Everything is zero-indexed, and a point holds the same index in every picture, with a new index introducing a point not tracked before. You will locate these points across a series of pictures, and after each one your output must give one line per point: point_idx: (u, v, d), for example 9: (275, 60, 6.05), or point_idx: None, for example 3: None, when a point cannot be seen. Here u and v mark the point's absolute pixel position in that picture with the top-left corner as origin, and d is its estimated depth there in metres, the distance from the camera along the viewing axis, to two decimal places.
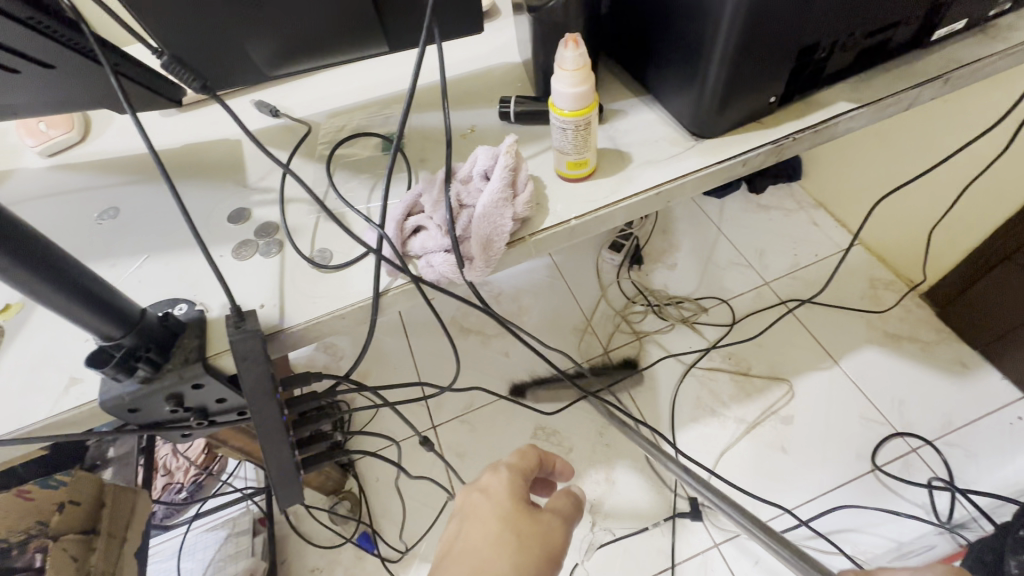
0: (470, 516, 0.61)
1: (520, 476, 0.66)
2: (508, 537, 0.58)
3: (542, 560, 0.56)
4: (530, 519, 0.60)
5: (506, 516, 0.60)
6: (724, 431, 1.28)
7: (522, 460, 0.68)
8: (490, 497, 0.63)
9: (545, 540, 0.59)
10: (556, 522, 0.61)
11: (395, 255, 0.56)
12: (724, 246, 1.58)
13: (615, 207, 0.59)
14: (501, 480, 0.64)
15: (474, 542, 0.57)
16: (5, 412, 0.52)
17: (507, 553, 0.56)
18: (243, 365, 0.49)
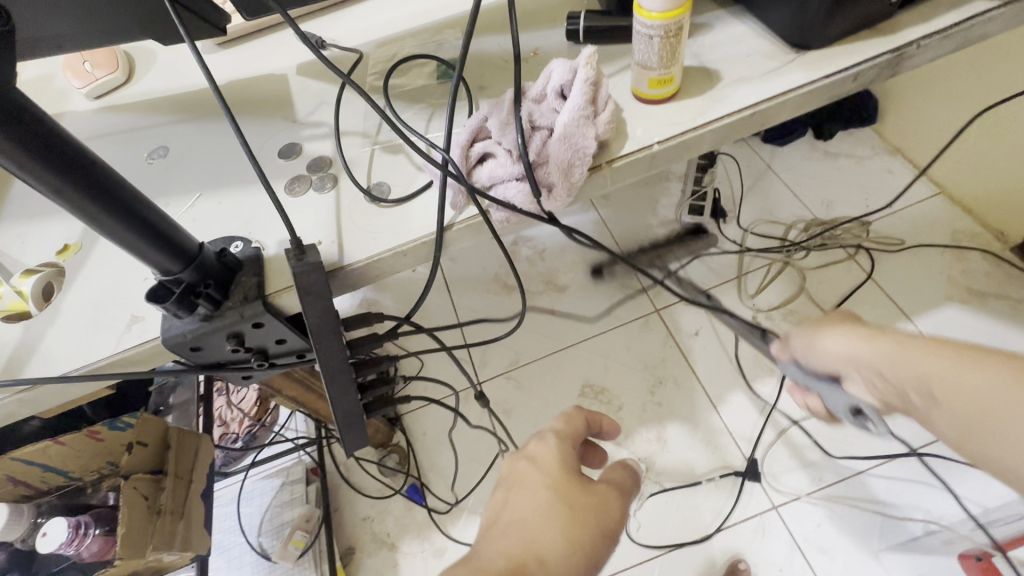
0: (518, 485, 0.56)
1: (568, 444, 0.60)
2: (560, 509, 0.53)
3: (597, 535, 0.52)
4: (583, 491, 0.55)
5: (558, 487, 0.55)
6: (785, 391, 1.22)
7: (570, 426, 0.62)
8: (539, 465, 0.57)
9: (599, 514, 0.54)
10: (612, 494, 0.57)
11: (459, 186, 0.51)
12: (786, 198, 1.46)
13: (702, 131, 0.52)
14: (550, 448, 0.59)
15: (525, 513, 0.53)
16: (70, 350, 0.51)
17: (558, 528, 0.52)
18: (308, 299, 0.46)
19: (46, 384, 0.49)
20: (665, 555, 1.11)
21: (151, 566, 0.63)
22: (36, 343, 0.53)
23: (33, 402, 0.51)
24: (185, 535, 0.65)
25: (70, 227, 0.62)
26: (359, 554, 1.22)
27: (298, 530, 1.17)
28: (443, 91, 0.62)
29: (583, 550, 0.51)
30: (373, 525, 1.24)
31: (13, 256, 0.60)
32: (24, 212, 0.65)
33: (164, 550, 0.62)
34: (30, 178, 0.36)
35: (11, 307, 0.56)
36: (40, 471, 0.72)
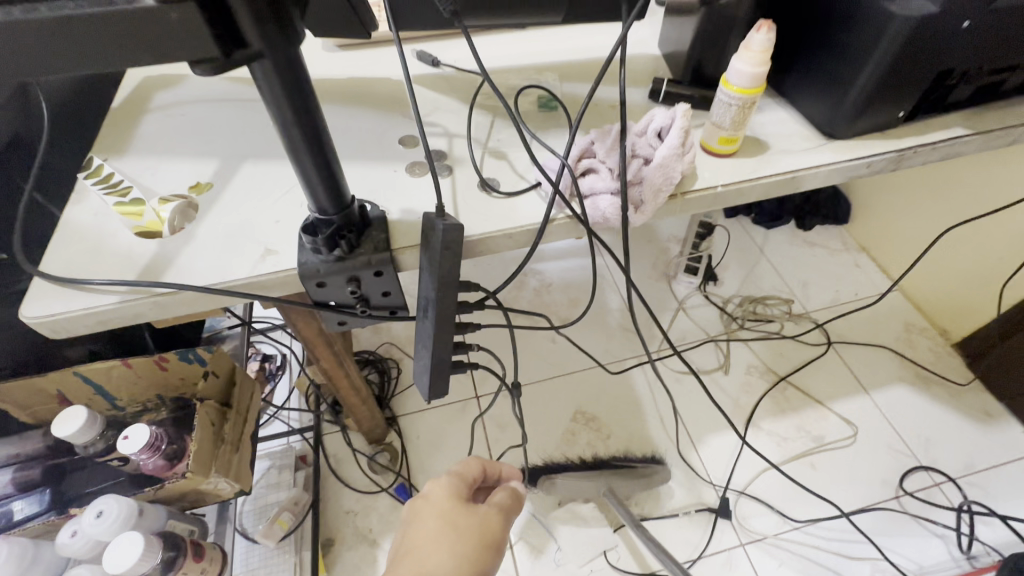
0: (415, 521, 0.64)
1: (459, 480, 0.70)
2: (449, 530, 0.62)
3: (479, 546, 0.61)
4: (470, 514, 0.64)
5: (447, 514, 0.64)
6: (757, 440, 1.34)
7: (465, 468, 0.72)
8: (431, 501, 0.66)
9: (483, 530, 0.63)
10: (492, 514, 0.66)
11: (567, 190, 0.63)
12: (769, 273, 1.66)
13: (755, 183, 0.67)
14: (443, 485, 0.68)
15: (419, 540, 0.61)
16: (207, 267, 0.59)
17: (448, 546, 0.60)
18: (445, 253, 0.55)
19: (188, 290, 0.56)
20: None
21: (202, 492, 0.66)
22: (172, 258, 0.60)
23: (164, 307, 0.57)
24: (238, 467, 0.69)
25: (201, 169, 0.69)
26: (337, 547, 1.21)
27: (285, 511, 1.16)
28: (544, 117, 0.75)
29: (467, 563, 0.59)
30: (355, 520, 1.25)
31: (147, 183, 0.67)
32: (153, 150, 0.72)
33: (223, 475, 0.66)
34: (282, 115, 0.45)
35: (147, 225, 0.62)
36: (93, 393, 0.74)
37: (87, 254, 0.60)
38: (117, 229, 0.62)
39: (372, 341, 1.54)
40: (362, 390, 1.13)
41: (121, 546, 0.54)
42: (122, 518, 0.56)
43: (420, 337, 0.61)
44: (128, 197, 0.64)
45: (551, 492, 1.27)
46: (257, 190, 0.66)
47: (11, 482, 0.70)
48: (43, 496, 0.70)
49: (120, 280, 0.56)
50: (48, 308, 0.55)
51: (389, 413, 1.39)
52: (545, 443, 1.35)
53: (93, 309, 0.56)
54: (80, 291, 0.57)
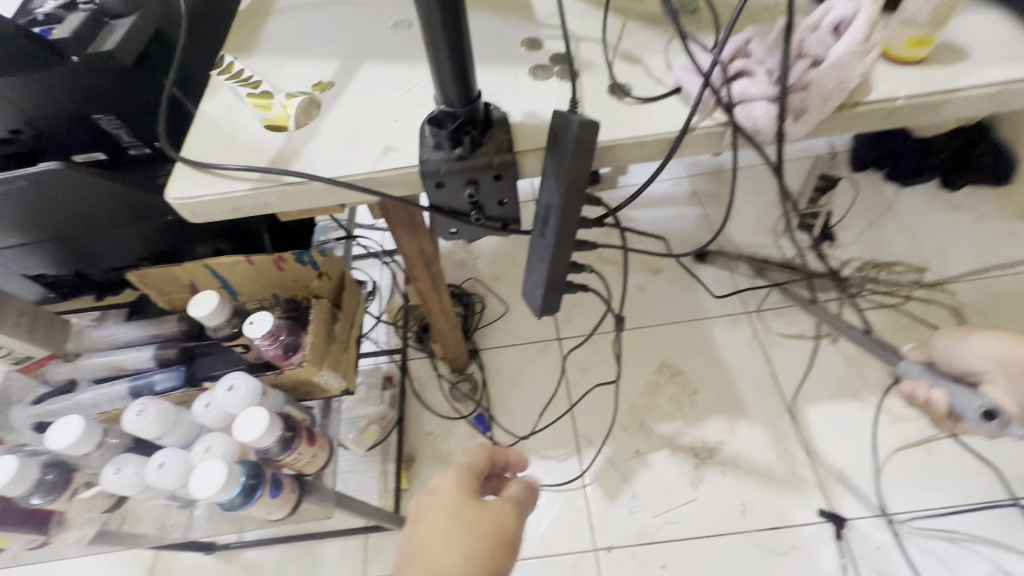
0: (420, 521, 0.58)
1: (467, 471, 0.64)
2: (457, 531, 0.55)
3: (493, 547, 0.55)
4: (480, 512, 0.58)
5: (455, 513, 0.57)
6: (865, 415, 1.22)
7: (473, 458, 0.66)
8: (437, 497, 0.60)
9: (497, 528, 0.57)
10: (508, 509, 0.60)
11: (713, 94, 0.55)
12: (900, 236, 1.46)
13: (950, 97, 0.55)
14: (448, 479, 0.62)
15: (426, 544, 0.55)
16: (330, 161, 0.58)
17: (459, 549, 0.54)
18: (576, 153, 0.50)
19: (314, 181, 0.56)
20: (716, 537, 1.12)
21: (313, 384, 0.69)
22: (297, 151, 0.60)
23: (290, 198, 0.58)
24: (345, 366, 0.72)
25: (323, 68, 0.69)
26: (417, 464, 1.27)
27: (373, 424, 1.23)
28: (684, 20, 0.66)
29: (481, 564, 0.53)
30: (435, 441, 1.29)
31: (274, 80, 0.68)
32: (279, 50, 0.72)
33: (333, 371, 0.68)
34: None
35: (276, 119, 0.62)
36: (219, 286, 0.80)
37: (222, 143, 0.62)
38: (248, 121, 0.64)
39: (458, 275, 1.56)
40: (452, 317, 1.14)
41: (248, 419, 0.57)
42: (249, 394, 0.60)
43: (536, 250, 0.58)
44: (257, 89, 0.64)
45: (630, 439, 1.25)
46: (378, 89, 0.65)
47: (155, 357, 0.78)
48: (178, 373, 0.76)
49: (253, 167, 0.57)
50: (189, 190, 0.58)
51: (471, 346, 1.41)
52: (626, 392, 1.31)
53: (228, 194, 0.58)
54: (217, 177, 0.59)
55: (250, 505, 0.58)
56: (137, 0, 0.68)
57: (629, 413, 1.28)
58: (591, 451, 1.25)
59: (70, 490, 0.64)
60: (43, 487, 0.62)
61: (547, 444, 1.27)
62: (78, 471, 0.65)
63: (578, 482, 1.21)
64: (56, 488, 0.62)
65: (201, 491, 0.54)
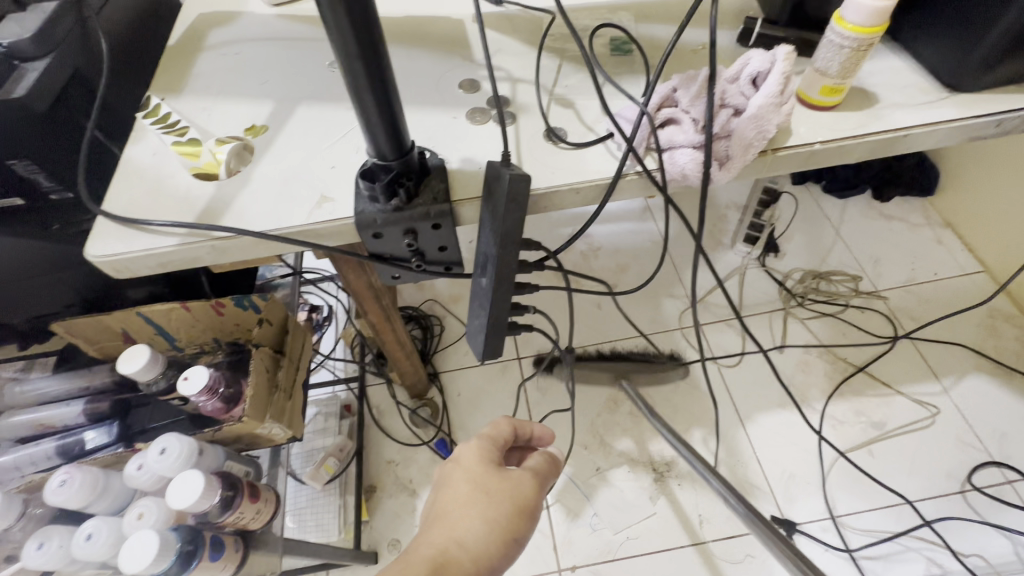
0: (445, 484, 0.63)
1: (490, 442, 0.67)
2: (478, 496, 0.60)
3: (510, 513, 0.59)
4: (501, 479, 0.62)
5: (477, 480, 0.61)
6: (811, 422, 1.27)
7: (496, 429, 0.69)
8: (461, 464, 0.64)
9: (515, 496, 0.61)
10: (528, 479, 0.63)
11: (643, 141, 0.57)
12: (838, 246, 1.54)
13: (859, 141, 0.58)
14: (472, 448, 0.66)
15: (449, 506, 0.59)
16: (263, 212, 0.57)
17: (478, 514, 0.58)
18: (510, 205, 0.51)
19: (246, 235, 0.55)
20: (675, 550, 1.15)
21: (256, 436, 0.67)
22: (229, 202, 0.58)
23: (222, 252, 0.57)
24: (290, 414, 0.70)
25: (256, 111, 0.67)
26: (379, 494, 1.25)
27: (331, 457, 1.20)
28: (618, 63, 0.68)
29: (499, 529, 0.58)
30: (396, 469, 1.28)
31: (203, 124, 0.65)
32: (210, 91, 0.70)
33: (277, 421, 0.66)
34: (348, 58, 0.42)
35: (205, 166, 0.61)
36: (154, 332, 0.76)
37: (147, 194, 0.59)
38: (175, 170, 0.61)
39: (416, 297, 1.54)
40: (407, 345, 1.13)
41: (183, 483, 0.55)
42: (184, 456, 0.57)
43: (478, 296, 0.58)
44: (185, 136, 0.63)
45: (590, 457, 1.27)
46: (313, 134, 0.64)
47: (84, 412, 0.73)
48: (111, 428, 0.72)
49: (179, 222, 0.55)
50: (110, 247, 0.55)
51: (431, 369, 1.40)
52: (586, 410, 1.33)
53: (154, 250, 0.55)
54: (141, 232, 0.56)
55: (190, 570, 0.55)
56: (50, 40, 0.64)
57: (589, 430, 1.30)
58: None
59: None
60: None
61: None
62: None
63: (541, 503, 1.22)
64: None
65: (133, 566, 0.51)
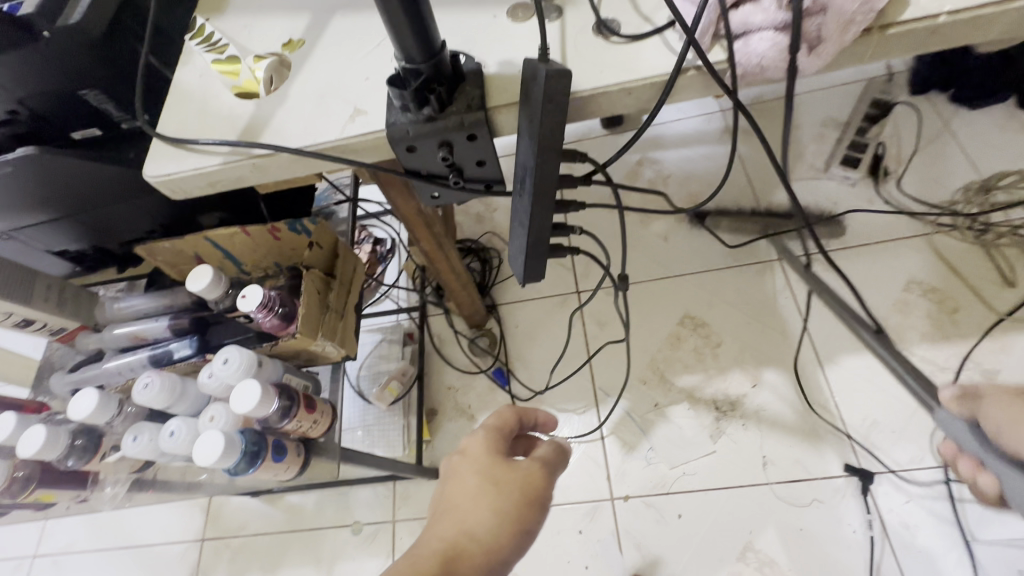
0: (452, 478, 0.61)
1: (495, 434, 0.65)
2: (486, 488, 0.58)
3: (520, 503, 0.57)
4: (508, 469, 0.60)
5: (484, 472, 0.59)
6: (904, 367, 1.14)
7: (500, 418, 0.67)
8: (467, 457, 0.62)
9: (524, 485, 0.59)
10: (538, 467, 0.61)
11: (711, 25, 0.48)
12: (961, 168, 1.30)
13: (1006, 9, 0.45)
14: (477, 439, 0.64)
15: (456, 500, 0.58)
16: (300, 128, 0.56)
17: (486, 506, 0.56)
18: (547, 109, 0.45)
19: (283, 152, 0.54)
20: (734, 488, 1.12)
21: (313, 352, 0.70)
22: (268, 118, 0.57)
23: (263, 170, 0.57)
24: (343, 334, 0.72)
25: (294, 25, 0.64)
26: (440, 417, 1.31)
27: (394, 380, 1.26)
28: None
29: (508, 519, 0.56)
30: (456, 395, 1.33)
31: (244, 42, 0.64)
32: (250, 7, 0.68)
33: (329, 339, 0.69)
34: None
35: (244, 84, 0.60)
36: (222, 257, 0.81)
37: (195, 115, 0.60)
38: (219, 90, 0.61)
39: (475, 229, 1.53)
40: (462, 275, 1.13)
41: (242, 391, 0.59)
42: (244, 366, 0.61)
43: (516, 214, 0.55)
44: (224, 53, 0.62)
45: (648, 393, 1.24)
46: (348, 44, 0.60)
47: (169, 327, 0.81)
48: (192, 342, 0.80)
49: (222, 141, 0.56)
50: (164, 168, 0.57)
51: (489, 301, 1.41)
52: (645, 345, 1.29)
53: (201, 169, 0.56)
54: (190, 152, 0.57)
55: (255, 469, 0.61)
56: None
57: (649, 366, 1.26)
58: (609, 403, 1.24)
59: (101, 453, 0.70)
60: (75, 451, 0.68)
61: (565, 397, 1.28)
62: (106, 436, 0.71)
63: (596, 434, 1.22)
64: (87, 452, 0.68)
65: (204, 459, 0.57)
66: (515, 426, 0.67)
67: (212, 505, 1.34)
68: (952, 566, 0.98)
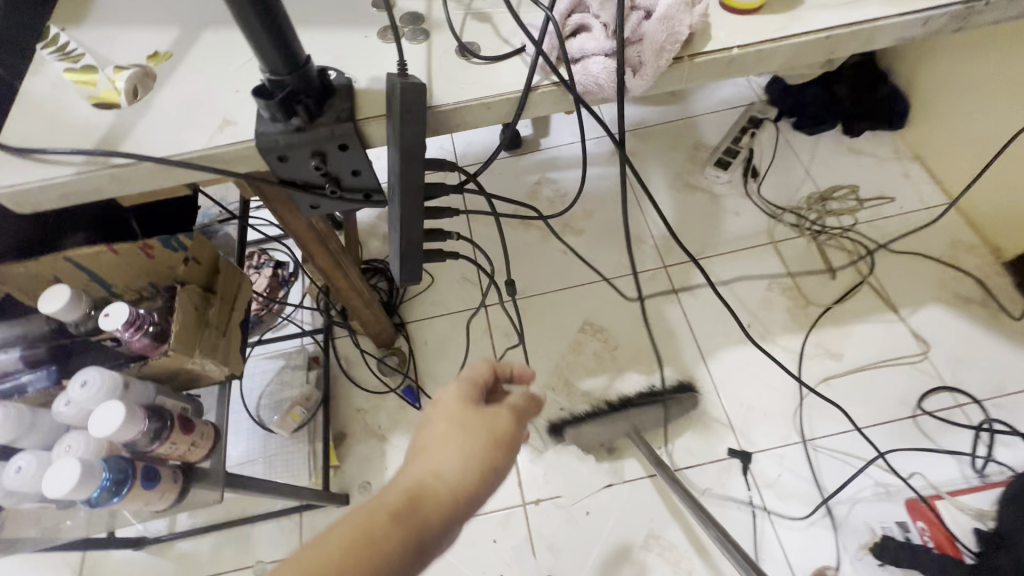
0: (423, 421, 0.60)
1: (469, 384, 0.65)
2: (458, 430, 0.58)
3: (488, 446, 0.58)
4: (480, 413, 0.60)
5: (455, 415, 0.59)
6: (771, 356, 1.29)
7: (474, 371, 0.67)
8: (439, 405, 0.62)
9: (495, 429, 0.59)
10: (508, 414, 0.62)
11: (552, 52, 0.55)
12: (805, 183, 1.52)
13: (779, 45, 0.56)
14: (449, 388, 0.64)
15: (426, 442, 0.57)
16: (165, 138, 0.55)
17: (456, 447, 0.56)
18: (406, 119, 0.49)
19: (146, 162, 0.53)
20: (637, 482, 1.19)
21: (191, 372, 0.68)
22: (129, 129, 0.56)
23: (123, 181, 0.55)
24: (225, 352, 0.71)
25: (161, 38, 0.64)
26: (349, 440, 1.28)
27: (297, 405, 1.22)
28: None
29: (477, 461, 0.56)
30: (365, 417, 1.30)
31: (104, 53, 0.62)
32: (113, 19, 0.66)
33: (208, 357, 0.66)
34: None
35: (102, 95, 0.58)
36: (87, 278, 0.75)
37: (45, 125, 0.57)
38: (74, 100, 0.59)
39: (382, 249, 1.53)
40: (364, 293, 1.13)
41: (104, 416, 0.56)
42: (106, 389, 0.58)
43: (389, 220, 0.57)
44: (78, 62, 0.61)
45: (555, 399, 1.29)
46: (219, 58, 0.61)
47: (21, 358, 0.73)
48: (49, 372, 0.72)
49: (76, 150, 0.54)
50: (8, 179, 0.53)
51: (397, 320, 1.41)
52: (551, 354, 1.34)
53: (52, 181, 0.54)
54: (38, 163, 0.54)
55: (117, 500, 0.57)
56: None
57: (554, 372, 1.32)
58: None
59: None
60: None
61: None
62: None
63: None
64: None
65: (55, 489, 0.53)
66: (487, 378, 0.68)
67: (85, 565, 1.19)
68: (818, 528, 1.11)
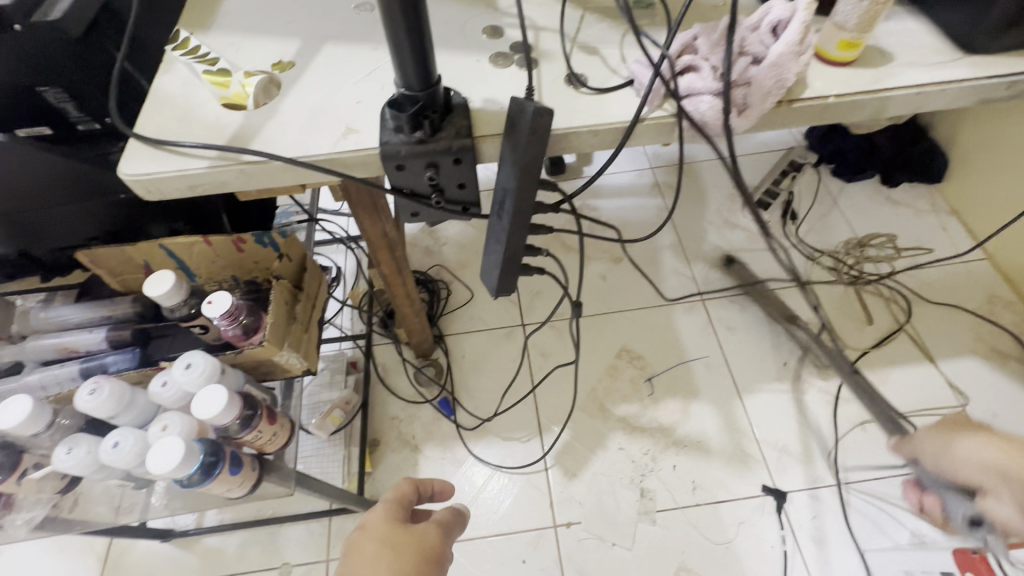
0: (348, 552, 0.58)
1: (392, 507, 0.65)
2: (386, 549, 0.57)
3: (419, 562, 0.56)
4: (408, 531, 0.60)
5: (383, 537, 0.59)
6: (806, 397, 1.30)
7: (397, 493, 0.67)
8: (366, 529, 0.60)
9: (423, 542, 0.59)
10: (434, 528, 0.61)
11: (662, 88, 0.59)
12: (842, 229, 1.55)
13: (873, 96, 0.60)
14: (375, 513, 0.63)
15: (356, 567, 0.55)
16: (291, 141, 0.59)
17: (386, 565, 0.55)
18: (531, 139, 0.52)
19: (276, 161, 0.57)
20: (670, 512, 1.18)
21: (274, 364, 0.70)
22: (257, 129, 0.60)
23: (249, 177, 0.58)
24: (306, 346, 0.73)
25: (284, 47, 0.68)
26: (382, 447, 1.28)
27: (337, 408, 1.22)
28: (639, 15, 0.69)
29: None
30: (399, 425, 1.31)
31: (232, 58, 0.67)
32: (237, 27, 0.71)
33: (294, 350, 0.69)
34: None
35: (233, 96, 0.62)
36: (175, 266, 0.78)
37: (178, 120, 0.61)
38: (204, 100, 0.63)
39: (424, 262, 1.56)
40: (416, 302, 1.15)
41: (208, 398, 0.59)
42: (207, 372, 0.61)
43: (492, 233, 0.60)
44: (215, 66, 0.64)
45: (591, 422, 1.30)
46: (340, 70, 0.65)
47: (106, 339, 0.76)
48: (132, 354, 0.74)
49: (210, 145, 0.57)
50: (144, 167, 0.57)
51: (437, 331, 1.43)
52: (586, 377, 1.36)
53: (186, 171, 0.57)
54: (173, 154, 0.58)
55: (209, 482, 0.59)
56: None
57: (590, 396, 1.33)
58: (552, 431, 1.29)
59: (19, 471, 0.67)
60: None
61: (510, 426, 1.30)
62: (28, 452, 0.68)
63: (539, 464, 1.25)
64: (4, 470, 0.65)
65: (160, 466, 0.55)
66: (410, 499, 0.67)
67: (111, 552, 1.19)
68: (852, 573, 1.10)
